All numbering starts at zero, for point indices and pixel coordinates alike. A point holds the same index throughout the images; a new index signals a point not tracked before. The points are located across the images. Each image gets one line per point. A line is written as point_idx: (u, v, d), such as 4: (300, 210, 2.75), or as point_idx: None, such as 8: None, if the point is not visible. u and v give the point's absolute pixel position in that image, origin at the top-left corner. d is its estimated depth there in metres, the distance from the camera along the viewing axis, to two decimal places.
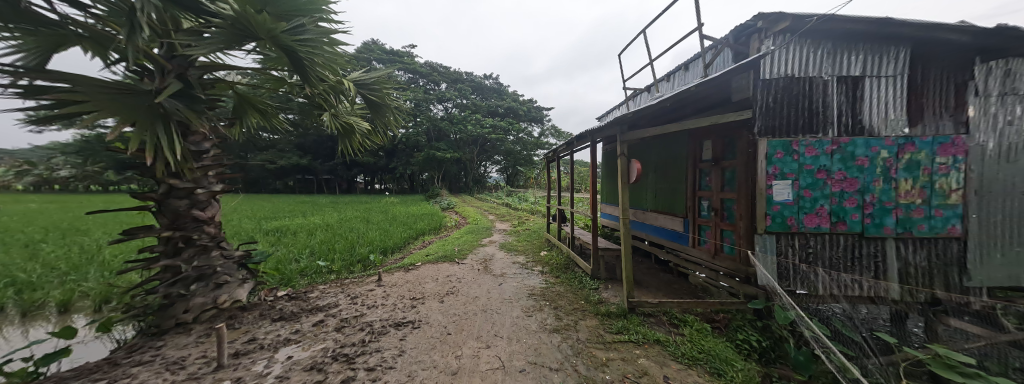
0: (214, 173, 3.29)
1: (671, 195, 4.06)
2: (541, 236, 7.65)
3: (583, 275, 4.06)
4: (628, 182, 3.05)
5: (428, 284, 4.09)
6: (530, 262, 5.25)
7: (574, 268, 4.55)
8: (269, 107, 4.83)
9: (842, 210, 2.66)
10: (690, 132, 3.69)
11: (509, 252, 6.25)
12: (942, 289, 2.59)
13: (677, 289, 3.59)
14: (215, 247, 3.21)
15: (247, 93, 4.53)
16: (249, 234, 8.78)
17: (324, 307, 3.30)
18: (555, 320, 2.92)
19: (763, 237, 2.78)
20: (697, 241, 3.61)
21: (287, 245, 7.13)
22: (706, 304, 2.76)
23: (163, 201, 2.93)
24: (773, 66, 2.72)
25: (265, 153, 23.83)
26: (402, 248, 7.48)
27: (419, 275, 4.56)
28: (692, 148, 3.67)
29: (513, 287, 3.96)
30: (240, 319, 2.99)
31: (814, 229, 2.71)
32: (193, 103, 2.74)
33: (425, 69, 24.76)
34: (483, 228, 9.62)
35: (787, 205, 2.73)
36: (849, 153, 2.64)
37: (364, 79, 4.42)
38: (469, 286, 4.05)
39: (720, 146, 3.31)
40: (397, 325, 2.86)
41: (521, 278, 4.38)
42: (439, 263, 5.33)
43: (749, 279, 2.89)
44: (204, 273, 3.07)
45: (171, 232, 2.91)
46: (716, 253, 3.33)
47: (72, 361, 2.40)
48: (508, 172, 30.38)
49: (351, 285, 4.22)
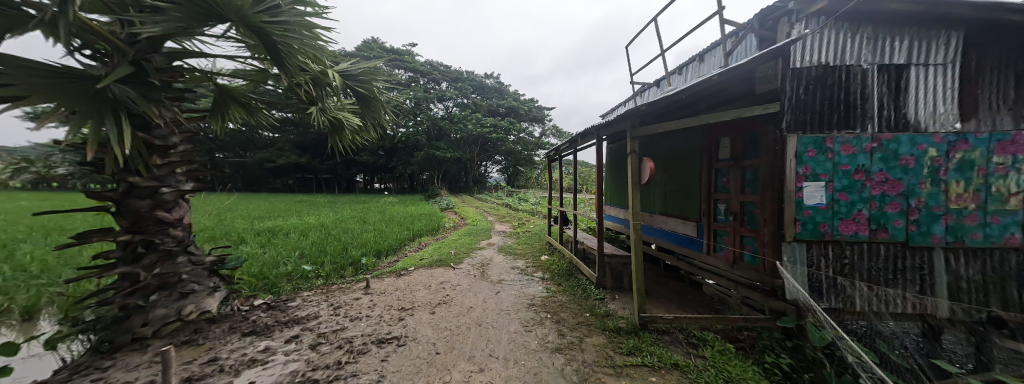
0: (182, 170, 3.01)
1: (682, 197, 3.75)
2: (542, 239, 7.34)
3: (587, 284, 3.76)
4: (639, 183, 2.74)
5: (420, 292, 3.78)
6: (530, 267, 4.94)
7: (577, 275, 4.24)
8: (253, 100, 4.55)
9: (883, 216, 2.35)
10: (706, 128, 3.37)
11: (508, 255, 5.94)
12: (998, 307, 2.27)
13: (690, 300, 3.28)
14: (182, 252, 2.91)
15: (227, 85, 4.23)
16: (240, 235, 8.47)
17: (302, 318, 2.99)
18: (558, 337, 2.62)
19: (792, 245, 2.47)
20: (713, 248, 3.31)
21: (278, 247, 6.83)
22: (728, 320, 2.45)
23: (123, 201, 2.64)
24: (805, 53, 2.41)
25: (263, 152, 23.57)
26: (397, 250, 7.18)
27: (411, 281, 4.25)
28: (708, 147, 3.36)
29: (512, 296, 3.65)
30: (206, 334, 2.70)
31: (850, 237, 2.40)
32: (149, 91, 2.42)
33: (425, 68, 24.49)
34: (482, 229, 9.31)
35: (819, 210, 2.43)
36: (892, 152, 2.33)
37: (350, 71, 4.09)
38: (464, 294, 3.75)
39: (740, 144, 3.00)
40: (380, 342, 2.56)
41: (521, 285, 4.07)
42: (434, 267, 5.03)
43: (776, 292, 2.58)
44: (168, 281, 2.77)
45: (130, 236, 2.63)
46: (734, 261, 3.02)
47: (13, 380, 2.10)
48: (508, 172, 30.05)
49: (337, 292, 3.91)
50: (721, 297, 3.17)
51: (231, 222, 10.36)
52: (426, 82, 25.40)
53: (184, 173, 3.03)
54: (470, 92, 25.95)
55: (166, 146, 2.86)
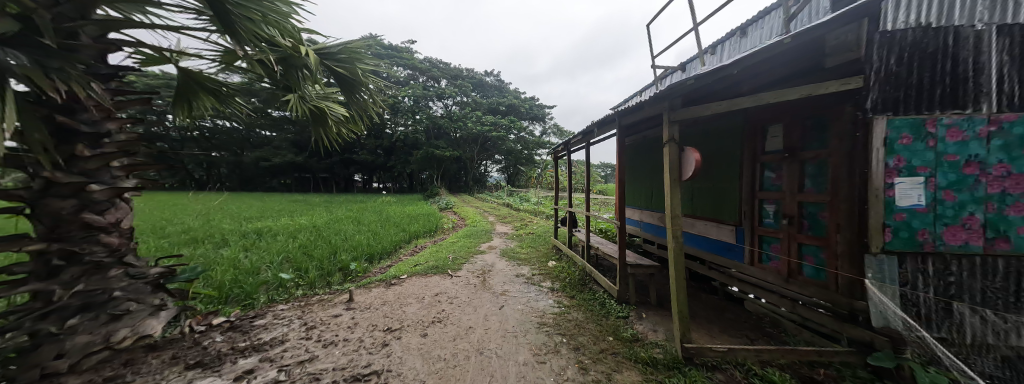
0: (119, 164, 2.46)
1: (717, 196, 3.22)
2: (547, 242, 6.80)
3: (606, 298, 3.23)
4: (679, 179, 2.20)
5: (410, 308, 3.23)
6: (536, 275, 4.40)
7: (592, 286, 3.70)
8: (222, 87, 4.00)
9: (1004, 221, 1.80)
10: (749, 114, 2.84)
11: (512, 260, 5.40)
12: None
13: (731, 317, 2.76)
14: (116, 264, 2.37)
15: (191, 69, 3.70)
16: (224, 237, 7.90)
17: (264, 344, 2.47)
18: (579, 373, 2.07)
19: (878, 259, 1.94)
20: (758, 257, 2.79)
21: (261, 251, 6.28)
22: (797, 354, 1.92)
23: (38, 201, 2.10)
24: (899, 11, 1.87)
25: (258, 150, 23.00)
26: (390, 255, 6.63)
27: (402, 293, 3.70)
28: (752, 137, 2.83)
29: (518, 313, 3.11)
30: (139, 368, 2.17)
31: (957, 248, 1.87)
32: (49, 57, 1.83)
33: (424, 65, 23.99)
34: (482, 231, 8.75)
35: (917, 213, 1.90)
36: (1016, 138, 1.76)
37: (328, 48, 3.46)
38: (463, 309, 3.22)
39: (797, 132, 2.47)
40: (355, 380, 2.03)
41: (528, 298, 3.53)
42: (429, 275, 4.49)
43: (855, 318, 2.05)
44: (94, 300, 2.22)
45: (44, 244, 2.07)
46: (789, 275, 2.50)
47: None
48: (508, 172, 29.49)
49: (316, 307, 3.36)
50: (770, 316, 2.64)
51: (217, 223, 9.80)
52: (425, 79, 24.88)
53: (122, 167, 2.49)
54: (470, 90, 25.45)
55: (97, 134, 2.32)
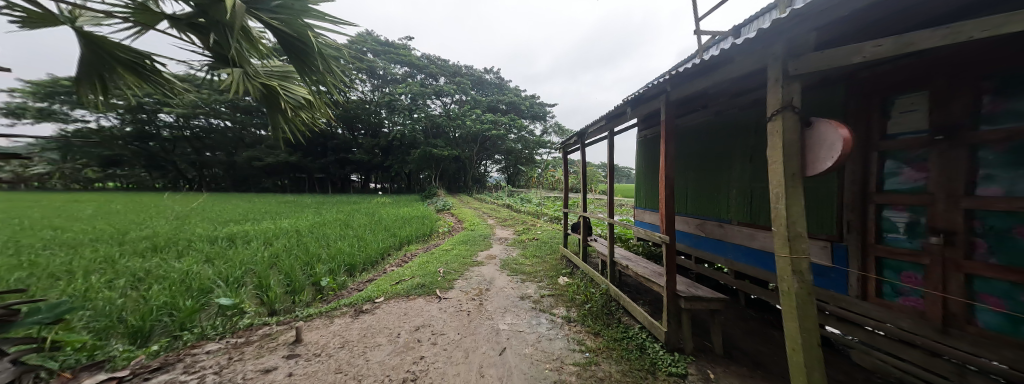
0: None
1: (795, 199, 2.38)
2: (554, 250, 5.91)
3: (647, 341, 2.34)
4: (800, 173, 1.33)
5: (378, 354, 2.34)
6: (546, 297, 3.52)
7: (621, 317, 2.82)
8: (145, 59, 3.06)
9: None
10: (857, 80, 2.01)
11: (515, 274, 4.52)
12: None
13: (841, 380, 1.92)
14: None
15: (96, 35, 2.77)
16: (190, 243, 7.00)
17: None
18: None
19: None
20: (875, 290, 1.93)
21: (222, 262, 5.39)
22: None
23: None
24: None
25: (250, 149, 22.16)
26: (374, 265, 5.75)
27: (371, 327, 2.80)
28: (864, 113, 1.98)
29: (525, 362, 2.23)
30: None
31: None
32: None
33: (422, 62, 23.18)
34: (481, 235, 7.86)
35: None
36: None
37: None
38: (449, 356, 2.32)
39: (959, 98, 1.61)
40: None
41: (537, 336, 2.63)
42: (413, 297, 3.60)
43: None
44: None
45: None
46: (945, 324, 1.65)
47: None
48: (508, 172, 28.58)
49: (249, 352, 2.46)
50: (903, 379, 1.83)
51: (191, 228, 8.88)
52: (423, 76, 24.04)
53: None
54: (469, 88, 24.60)
55: None
